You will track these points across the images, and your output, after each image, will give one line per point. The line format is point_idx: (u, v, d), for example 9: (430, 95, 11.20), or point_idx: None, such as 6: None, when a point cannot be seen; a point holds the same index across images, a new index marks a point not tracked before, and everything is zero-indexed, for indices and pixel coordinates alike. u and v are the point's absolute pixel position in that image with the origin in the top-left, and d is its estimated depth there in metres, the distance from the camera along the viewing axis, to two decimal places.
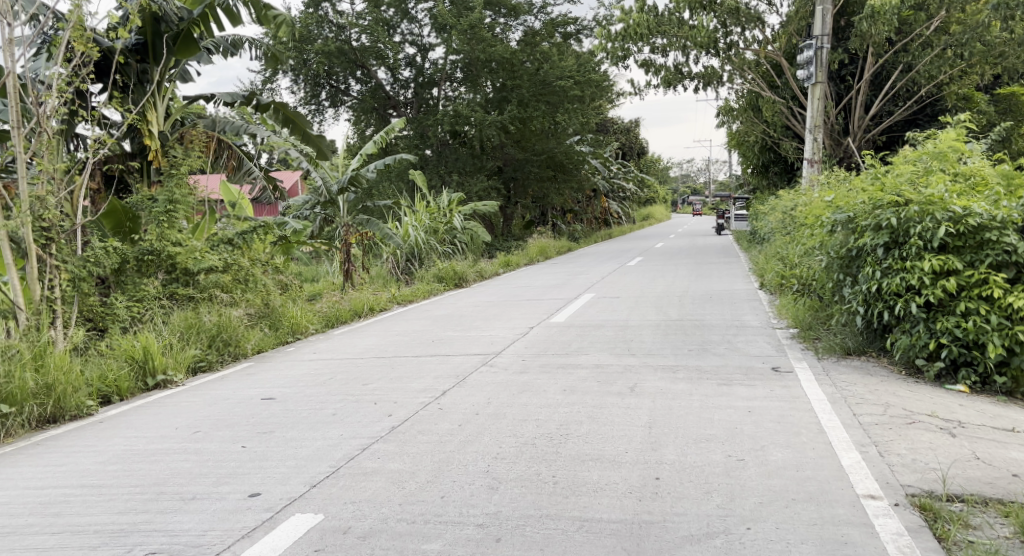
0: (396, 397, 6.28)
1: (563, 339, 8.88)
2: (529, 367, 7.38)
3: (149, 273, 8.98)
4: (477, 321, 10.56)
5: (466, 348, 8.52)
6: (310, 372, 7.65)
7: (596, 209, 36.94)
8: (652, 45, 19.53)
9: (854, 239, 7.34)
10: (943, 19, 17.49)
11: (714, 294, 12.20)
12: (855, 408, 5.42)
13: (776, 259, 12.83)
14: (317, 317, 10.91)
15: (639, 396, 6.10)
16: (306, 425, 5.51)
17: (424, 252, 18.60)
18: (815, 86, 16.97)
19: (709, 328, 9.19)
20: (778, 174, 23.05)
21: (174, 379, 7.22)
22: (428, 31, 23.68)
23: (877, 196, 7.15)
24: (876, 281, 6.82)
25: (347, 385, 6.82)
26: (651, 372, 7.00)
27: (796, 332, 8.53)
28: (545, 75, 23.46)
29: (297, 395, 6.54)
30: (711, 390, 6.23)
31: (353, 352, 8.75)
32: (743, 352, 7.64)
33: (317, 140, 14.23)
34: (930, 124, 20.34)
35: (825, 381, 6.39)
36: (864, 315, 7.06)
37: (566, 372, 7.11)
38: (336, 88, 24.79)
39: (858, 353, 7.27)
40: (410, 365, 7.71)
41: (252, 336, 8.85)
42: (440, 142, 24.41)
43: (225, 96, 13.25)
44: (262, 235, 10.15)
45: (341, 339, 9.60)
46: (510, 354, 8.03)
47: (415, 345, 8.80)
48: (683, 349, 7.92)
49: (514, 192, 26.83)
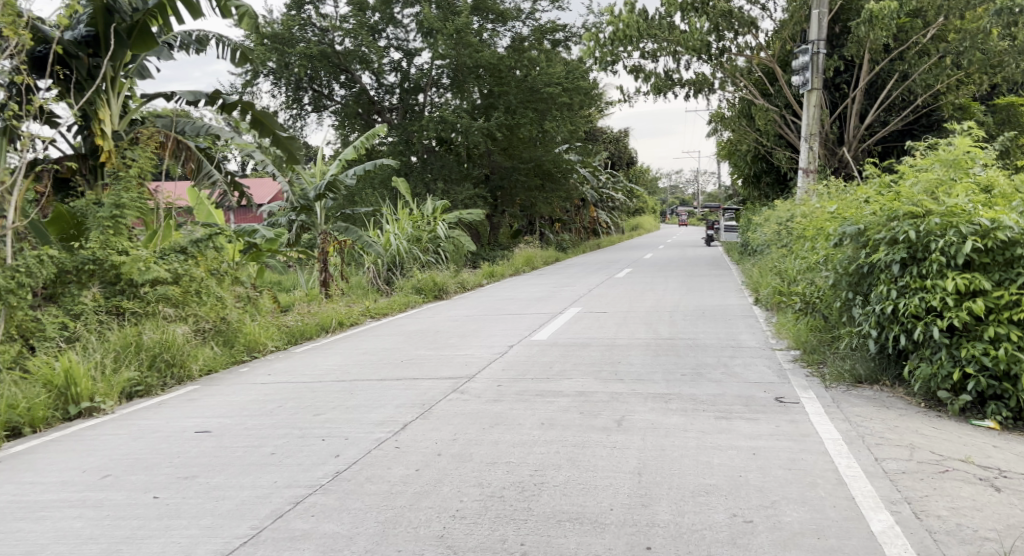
0: (348, 431, 5.50)
1: (544, 360, 8.10)
2: (504, 394, 6.61)
3: (88, 285, 8.21)
4: (453, 339, 9.77)
5: (437, 370, 7.73)
6: (259, 399, 6.85)
7: (585, 219, 36.26)
8: (642, 49, 18.87)
9: (865, 253, 6.60)
10: (941, 27, 16.93)
11: (707, 311, 11.45)
12: (877, 452, 4.69)
13: (772, 274, 12.08)
14: (280, 333, 10.09)
15: (626, 432, 5.34)
16: (236, 469, 4.73)
17: (407, 261, 17.95)
18: (811, 93, 16.35)
19: (703, 349, 8.44)
20: (770, 184, 22.34)
21: (102, 407, 6.48)
22: (414, 35, 22.95)
23: (892, 207, 6.43)
24: (891, 302, 6.08)
25: (297, 416, 6.04)
26: (640, 401, 6.24)
27: (798, 355, 7.80)
28: (532, 82, 22.73)
29: (237, 428, 5.74)
30: (708, 425, 5.47)
31: (313, 373, 7.96)
32: (741, 379, 6.89)
33: (288, 143, 13.35)
34: (926, 134, 19.71)
35: (837, 415, 5.65)
36: (876, 339, 6.32)
37: (545, 401, 6.33)
38: (319, 92, 23.99)
39: (869, 381, 6.51)
40: (372, 391, 6.92)
41: (200, 355, 8.03)
42: (425, 148, 23.68)
43: (188, 96, 12.45)
44: (219, 242, 9.30)
45: (302, 359, 8.78)
46: (485, 377, 7.25)
47: (381, 367, 8.00)
48: (676, 374, 7.15)
49: (500, 200, 26.10)
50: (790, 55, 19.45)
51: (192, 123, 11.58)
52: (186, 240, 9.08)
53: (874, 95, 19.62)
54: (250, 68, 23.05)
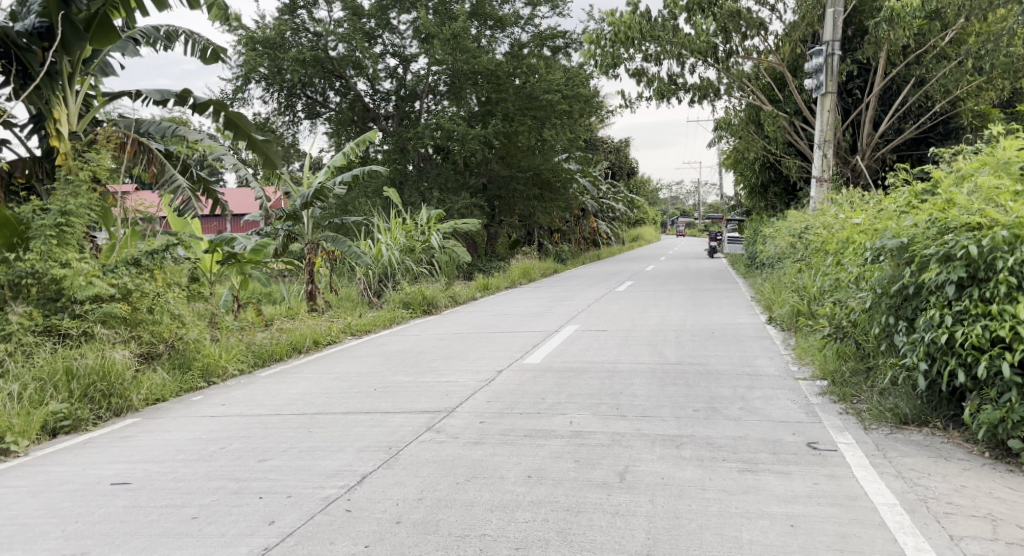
0: (292, 486, 4.54)
1: (537, 389, 7.13)
2: (487, 434, 5.62)
3: (25, 301, 7.29)
4: (435, 362, 8.78)
5: (412, 401, 6.76)
6: (200, 437, 5.86)
7: (585, 229, 35.41)
8: (645, 52, 17.97)
9: (910, 272, 5.69)
10: (960, 29, 16.14)
11: (717, 331, 10.46)
12: (952, 526, 3.83)
13: (788, 291, 11.11)
14: (246, 354, 9.08)
15: (631, 491, 4.40)
16: (140, 542, 3.82)
17: (398, 272, 17.00)
18: (826, 97, 15.49)
19: (717, 378, 7.48)
20: (778, 194, 21.32)
21: (13, 449, 5.55)
22: (410, 40, 22.11)
23: (944, 216, 5.51)
24: (947, 330, 5.16)
25: (237, 462, 5.04)
26: (647, 446, 5.27)
27: (827, 388, 6.84)
28: (531, 89, 21.84)
29: (162, 478, 4.74)
30: (731, 482, 4.52)
31: (272, 404, 6.93)
32: (765, 418, 5.94)
33: (264, 147, 12.17)
34: (943, 142, 18.81)
35: (887, 467, 4.71)
36: (925, 374, 5.39)
37: (534, 445, 5.36)
38: (312, 99, 23.13)
39: (916, 422, 5.56)
40: (334, 429, 5.94)
41: (144, 382, 7.05)
42: (421, 156, 22.78)
43: (154, 94, 10.98)
44: (177, 255, 8.29)
45: (265, 385, 7.77)
46: (466, 412, 6.28)
47: (351, 397, 7.01)
48: (687, 410, 6.19)
49: (498, 210, 25.13)
50: (801, 59, 18.55)
51: (157, 123, 10.30)
52: (142, 251, 8.05)
53: (888, 103, 18.75)
54: (239, 71, 22.13)
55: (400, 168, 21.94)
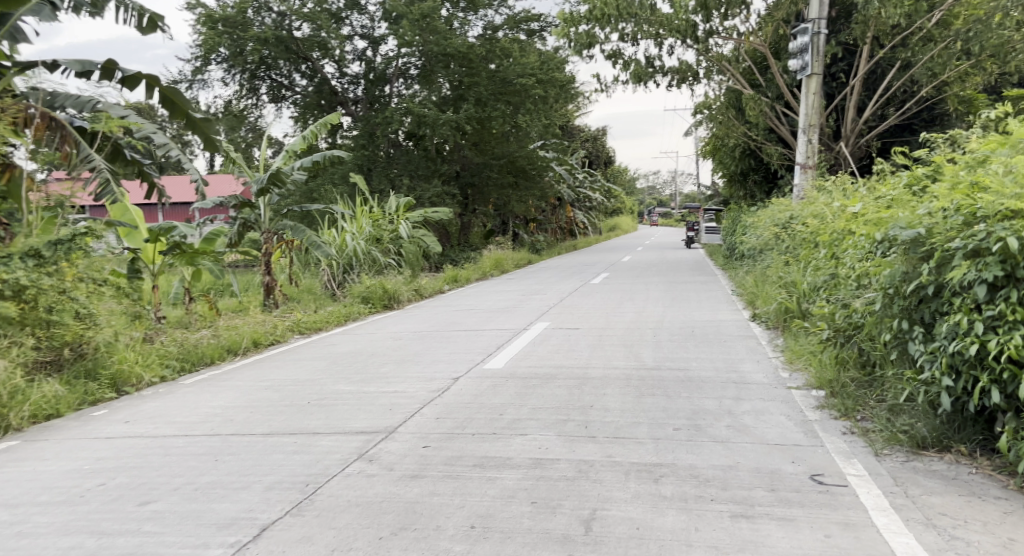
0: (170, 544, 3.58)
1: (495, 402, 6.19)
2: (428, 464, 4.67)
3: None
4: (384, 367, 7.81)
5: (349, 419, 5.80)
6: (81, 463, 4.84)
7: (560, 219, 34.51)
8: (622, 32, 17.05)
9: (929, 269, 4.85)
10: (947, 10, 15.50)
11: (698, 329, 9.58)
12: None
13: (775, 285, 10.26)
14: (171, 358, 8.03)
15: (598, 550, 3.54)
16: None
17: (364, 263, 15.92)
18: (812, 79, 14.71)
19: (701, 386, 6.59)
20: (758, 182, 20.51)
21: None
22: (380, 22, 21.02)
23: (972, 203, 4.68)
24: (977, 340, 4.35)
25: (110, 504, 4.06)
26: (618, 480, 4.38)
27: (824, 399, 5.99)
28: (505, 73, 20.87)
29: (8, 532, 3.74)
30: (723, 535, 3.65)
31: (184, 420, 5.89)
32: (759, 440, 5.07)
33: (204, 126, 10.87)
34: (927, 129, 18.18)
35: (913, 512, 3.89)
36: (950, 390, 4.57)
37: (483, 479, 4.41)
38: (277, 82, 21.90)
39: (936, 447, 4.71)
40: (247, 456, 4.96)
41: (31, 396, 6.06)
42: (391, 142, 21.69)
43: (75, 64, 9.45)
44: (88, 247, 7.22)
45: (185, 396, 6.74)
46: (409, 433, 5.35)
47: (279, 413, 6.01)
48: (666, 431, 5.29)
49: (471, 199, 24.10)
50: (784, 41, 17.77)
51: (73, 97, 9.06)
52: (44, 241, 6.96)
53: (872, 87, 18.05)
54: (197, 51, 20.86)
55: (368, 154, 20.89)
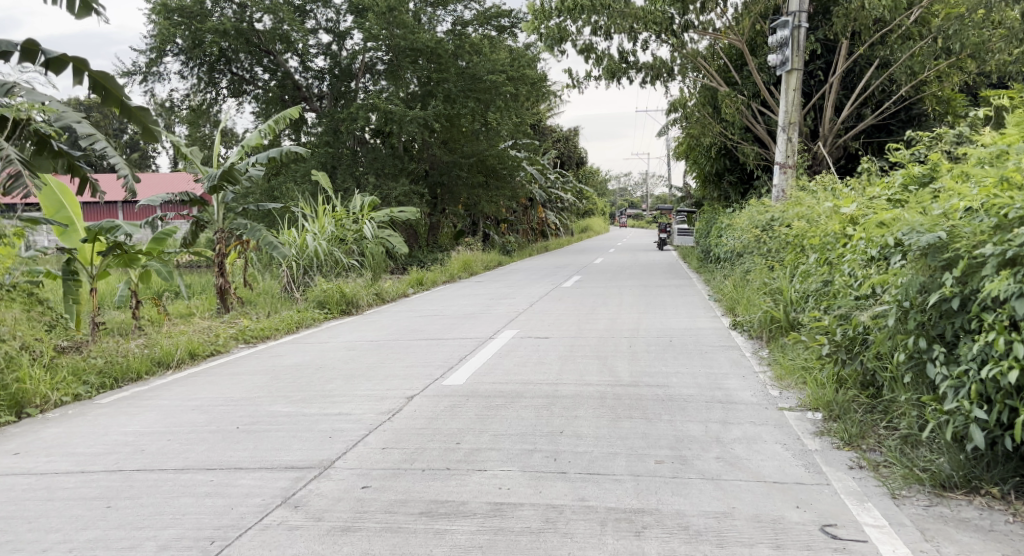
0: None
1: (452, 428, 5.41)
2: (366, 512, 3.90)
3: None
4: (331, 384, 6.99)
5: (281, 450, 4.99)
6: None
7: (532, 219, 33.78)
8: (595, 25, 16.33)
9: (952, 278, 4.17)
10: (926, 7, 15.00)
11: (677, 339, 8.86)
12: None
13: (759, 291, 9.56)
14: (91, 373, 7.14)
15: None
16: None
17: (325, 264, 14.99)
18: (792, 74, 14.07)
19: (683, 407, 5.86)
20: (733, 184, 19.96)
21: None
22: (345, 15, 20.10)
23: (1005, 201, 4.00)
24: (1016, 364, 3.67)
25: None
26: (591, 533, 3.64)
27: (823, 426, 5.28)
28: (474, 69, 19.98)
29: None
30: None
31: (86, 450, 5.04)
32: (756, 477, 4.35)
33: (141, 115, 9.93)
34: (904, 129, 17.69)
35: None
36: (982, 421, 3.87)
37: (430, 533, 3.65)
38: (239, 76, 20.85)
39: (962, 488, 4.03)
40: (150, 499, 4.14)
41: None
42: (356, 140, 20.81)
43: None
44: None
45: (97, 420, 5.87)
46: (347, 469, 4.56)
47: (200, 443, 5.17)
48: (647, 466, 4.55)
49: (440, 199, 23.23)
50: (761, 37, 17.21)
51: None
52: None
53: (849, 86, 17.57)
54: (152, 42, 19.76)
55: (332, 152, 19.95)
